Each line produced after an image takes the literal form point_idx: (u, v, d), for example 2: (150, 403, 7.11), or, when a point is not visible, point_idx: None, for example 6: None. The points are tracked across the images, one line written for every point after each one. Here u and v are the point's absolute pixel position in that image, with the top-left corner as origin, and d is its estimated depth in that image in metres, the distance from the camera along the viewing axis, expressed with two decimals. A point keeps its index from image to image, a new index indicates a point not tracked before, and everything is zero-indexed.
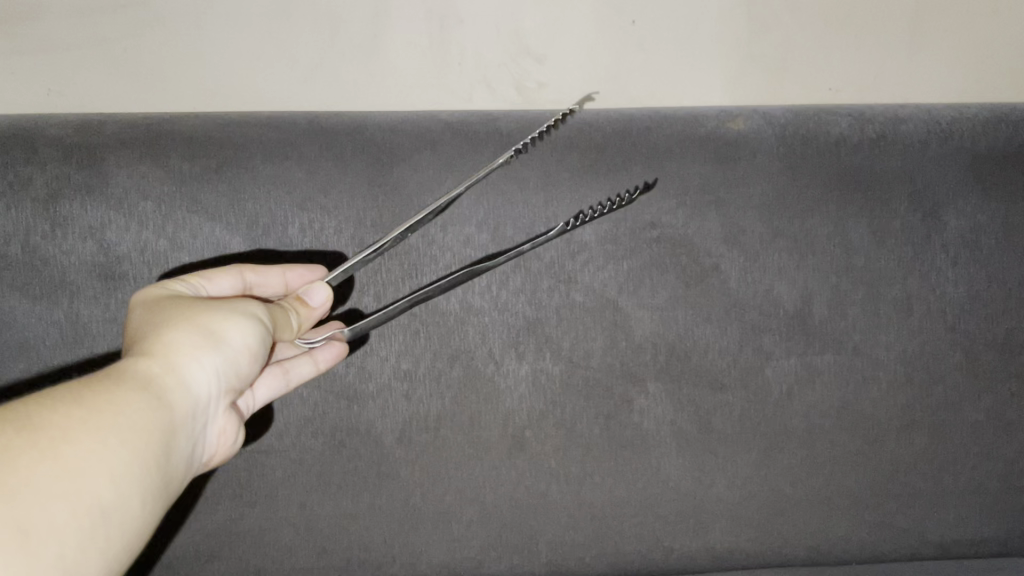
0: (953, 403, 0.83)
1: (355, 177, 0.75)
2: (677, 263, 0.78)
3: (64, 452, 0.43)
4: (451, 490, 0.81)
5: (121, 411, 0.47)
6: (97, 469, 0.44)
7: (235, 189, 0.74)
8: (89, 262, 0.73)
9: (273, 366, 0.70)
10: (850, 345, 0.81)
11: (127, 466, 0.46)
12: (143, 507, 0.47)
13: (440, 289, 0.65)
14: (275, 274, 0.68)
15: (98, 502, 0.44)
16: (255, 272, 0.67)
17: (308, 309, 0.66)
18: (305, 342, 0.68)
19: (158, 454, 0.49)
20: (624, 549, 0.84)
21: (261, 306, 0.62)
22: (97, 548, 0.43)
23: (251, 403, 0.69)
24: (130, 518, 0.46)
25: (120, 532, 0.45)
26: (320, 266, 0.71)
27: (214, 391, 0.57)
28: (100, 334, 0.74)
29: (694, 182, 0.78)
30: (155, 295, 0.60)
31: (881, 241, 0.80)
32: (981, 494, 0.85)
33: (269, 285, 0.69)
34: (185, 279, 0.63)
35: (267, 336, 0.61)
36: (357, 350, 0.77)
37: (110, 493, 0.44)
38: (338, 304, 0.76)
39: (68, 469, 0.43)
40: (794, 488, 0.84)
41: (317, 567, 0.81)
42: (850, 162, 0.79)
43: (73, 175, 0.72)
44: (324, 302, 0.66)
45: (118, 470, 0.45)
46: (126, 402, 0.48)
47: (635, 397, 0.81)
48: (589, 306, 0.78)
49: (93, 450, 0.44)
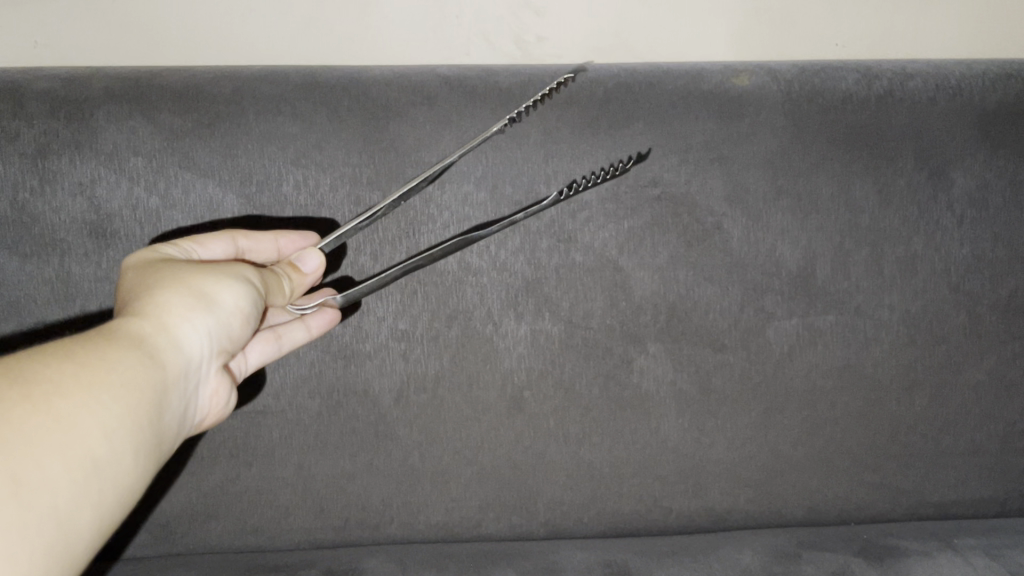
0: (955, 365, 0.82)
1: (351, 133, 0.73)
2: (679, 222, 0.77)
3: (60, 405, 0.42)
4: (450, 450, 0.81)
5: (115, 368, 0.47)
6: (92, 424, 0.43)
7: (227, 144, 0.72)
8: (79, 219, 0.72)
9: (265, 331, 0.69)
10: (853, 306, 0.80)
11: (120, 423, 0.45)
12: (136, 465, 0.46)
13: (430, 259, 0.64)
14: (268, 241, 0.67)
15: (93, 457, 0.43)
16: (246, 236, 0.66)
17: (301, 276, 0.65)
18: (296, 309, 0.67)
19: (152, 413, 0.48)
20: (622, 511, 0.84)
21: (254, 270, 0.61)
22: (91, 504, 0.43)
23: (244, 366, 0.69)
24: (123, 475, 0.45)
25: (113, 489, 0.44)
26: (313, 233, 0.69)
27: (207, 353, 0.56)
28: (93, 293, 0.73)
29: (697, 139, 0.76)
30: (147, 258, 0.59)
31: (886, 200, 0.79)
32: (981, 454, 0.84)
33: (262, 251, 0.67)
34: (177, 243, 0.62)
35: (259, 301, 0.60)
36: (351, 316, 0.76)
37: (105, 448, 0.44)
38: (331, 271, 0.76)
39: (63, 423, 0.42)
40: (794, 449, 0.83)
41: (317, 528, 0.82)
42: (857, 119, 0.77)
43: (61, 130, 0.71)
44: (316, 268, 0.65)
45: (112, 426, 0.44)
46: (119, 359, 0.47)
47: (635, 358, 0.80)
48: (589, 265, 0.77)
49: (88, 405, 0.44)
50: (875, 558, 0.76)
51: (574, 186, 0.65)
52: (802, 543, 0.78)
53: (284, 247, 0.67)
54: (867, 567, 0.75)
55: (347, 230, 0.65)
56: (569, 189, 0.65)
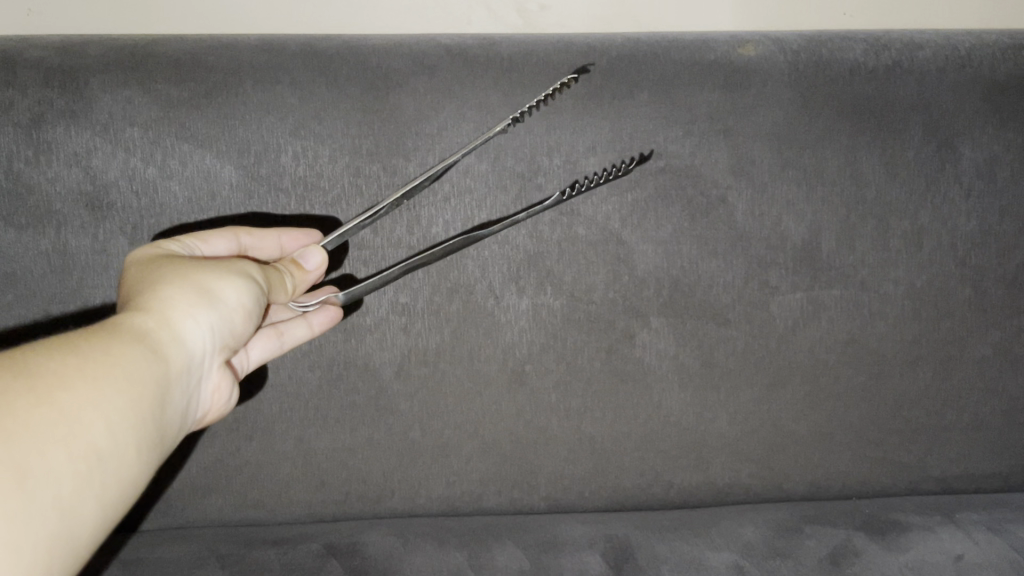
0: (960, 340, 0.82)
1: (350, 103, 0.72)
2: (683, 194, 0.76)
3: (63, 398, 0.42)
4: (451, 424, 0.80)
5: (120, 361, 0.46)
6: (96, 418, 0.43)
7: (225, 114, 0.71)
8: (75, 190, 0.71)
9: (267, 327, 0.68)
10: (858, 280, 0.80)
11: (126, 416, 0.45)
12: (140, 458, 0.46)
13: (425, 261, 0.64)
14: (270, 238, 0.66)
15: (96, 451, 0.42)
16: (249, 233, 0.65)
17: (303, 273, 0.64)
18: (299, 305, 0.67)
19: (156, 406, 0.47)
20: (624, 485, 0.84)
21: (258, 266, 0.60)
22: (93, 497, 0.42)
23: (245, 363, 0.67)
24: (127, 468, 0.45)
25: (118, 482, 0.44)
26: (315, 231, 0.69)
27: (212, 346, 0.55)
28: (90, 265, 0.73)
29: (702, 110, 0.75)
30: (151, 253, 0.58)
31: (893, 173, 0.78)
32: (984, 429, 0.84)
33: (264, 248, 0.67)
34: (179, 239, 0.62)
35: (263, 296, 0.60)
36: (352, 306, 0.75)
37: (109, 441, 0.43)
38: (332, 261, 0.75)
39: (66, 416, 0.41)
40: (796, 424, 0.83)
41: (316, 502, 0.81)
42: (865, 91, 0.76)
43: (55, 100, 0.69)
44: (319, 266, 0.65)
45: (116, 419, 0.44)
46: (124, 352, 0.47)
47: (637, 332, 0.79)
48: (592, 239, 0.76)
49: (92, 398, 0.43)
50: (877, 533, 0.76)
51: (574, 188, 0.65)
52: (805, 517, 0.78)
53: (287, 244, 0.67)
54: (869, 541, 0.75)
55: (350, 227, 0.65)
56: (570, 190, 0.65)
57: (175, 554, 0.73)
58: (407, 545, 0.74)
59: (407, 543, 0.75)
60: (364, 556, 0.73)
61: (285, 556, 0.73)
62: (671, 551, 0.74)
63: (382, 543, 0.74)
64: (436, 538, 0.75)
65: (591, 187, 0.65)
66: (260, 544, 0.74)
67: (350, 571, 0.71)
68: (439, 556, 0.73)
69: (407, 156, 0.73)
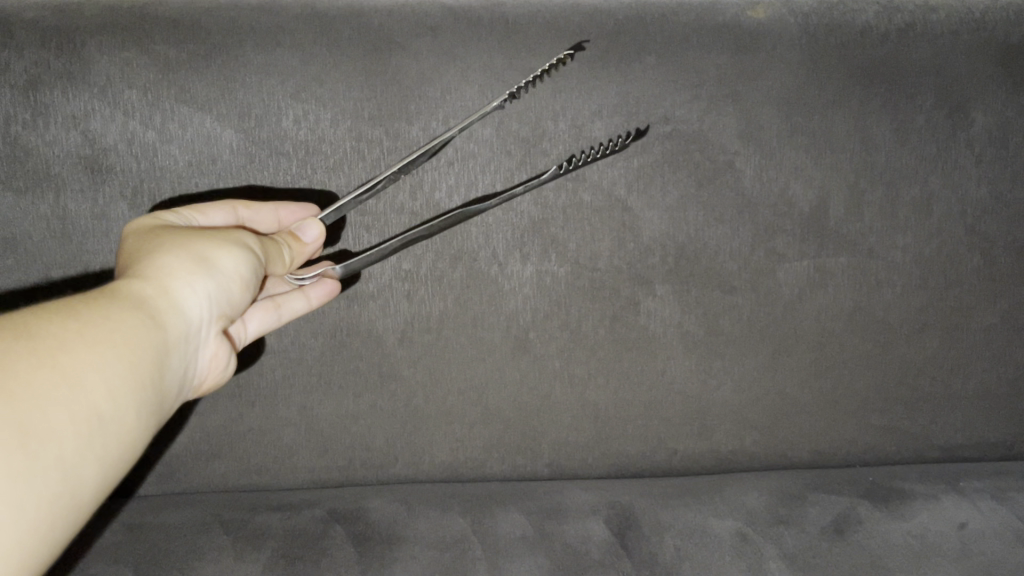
0: (967, 308, 0.81)
1: (352, 66, 0.70)
2: (690, 160, 0.75)
3: (64, 359, 0.41)
4: (454, 391, 0.80)
5: (120, 325, 0.46)
6: (96, 380, 0.42)
7: (225, 77, 0.70)
8: (74, 154, 0.70)
9: (265, 300, 0.66)
10: (866, 248, 0.79)
11: (126, 379, 0.44)
12: (140, 422, 0.45)
13: (430, 231, 0.63)
14: (268, 211, 0.66)
15: (98, 413, 0.42)
16: (247, 206, 0.65)
17: (301, 246, 0.64)
18: (295, 279, 0.66)
19: (155, 372, 0.47)
20: (628, 453, 0.83)
21: (256, 237, 0.59)
22: (94, 459, 0.42)
23: (243, 335, 0.66)
24: (128, 431, 0.44)
25: (118, 445, 0.44)
26: (312, 205, 0.69)
27: (212, 315, 0.55)
28: (90, 229, 0.72)
29: (711, 74, 0.74)
30: (149, 223, 0.57)
31: (903, 139, 0.77)
32: (991, 398, 0.83)
33: (261, 222, 0.66)
34: (176, 210, 0.61)
35: (261, 268, 0.59)
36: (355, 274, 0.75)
37: (110, 405, 0.43)
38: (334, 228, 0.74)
39: (68, 376, 0.41)
40: (802, 393, 0.82)
41: (320, 468, 0.81)
42: (876, 54, 0.75)
43: (53, 61, 0.68)
44: (317, 239, 0.64)
45: (117, 383, 0.43)
46: (124, 316, 0.46)
47: (642, 300, 0.79)
48: (597, 205, 0.76)
49: (92, 361, 0.43)
50: (881, 501, 0.75)
51: (574, 159, 0.63)
52: (808, 485, 0.78)
53: (285, 217, 0.67)
54: (873, 509, 0.74)
55: (347, 199, 0.65)
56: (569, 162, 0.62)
57: (178, 519, 0.72)
58: (411, 511, 0.74)
59: (410, 509, 0.74)
60: (366, 522, 0.72)
61: (289, 521, 0.72)
62: (674, 518, 0.73)
63: (385, 509, 0.74)
64: (439, 505, 0.75)
65: (590, 160, 0.63)
66: (264, 510, 0.73)
67: (352, 536, 0.71)
68: (441, 522, 0.73)
69: (409, 120, 0.72)
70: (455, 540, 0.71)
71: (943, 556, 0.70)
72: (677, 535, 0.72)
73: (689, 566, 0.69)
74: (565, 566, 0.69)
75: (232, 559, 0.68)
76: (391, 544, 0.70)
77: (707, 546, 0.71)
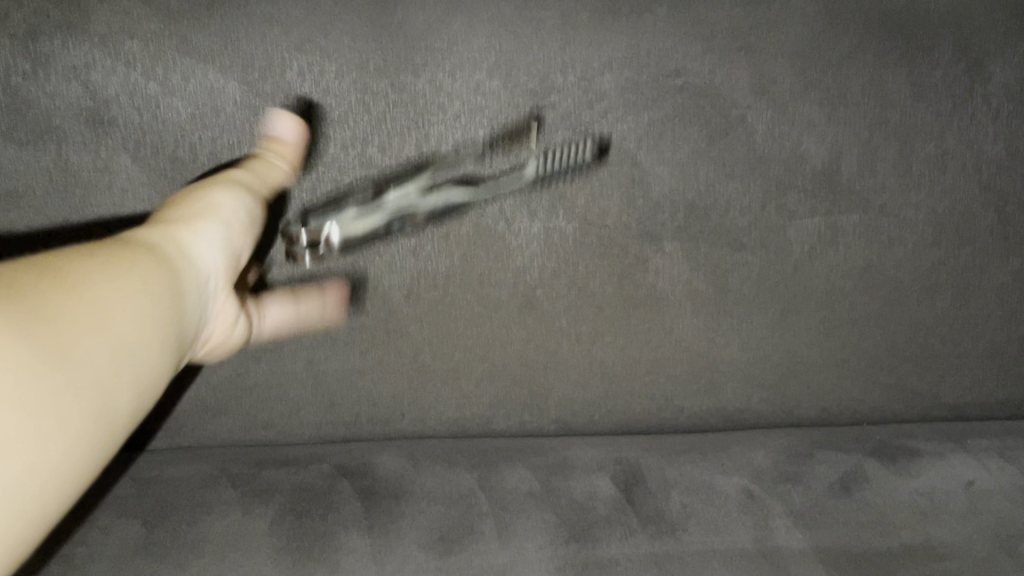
0: (979, 266, 0.80)
1: (358, 17, 0.69)
2: (701, 115, 0.74)
3: (90, 288, 0.38)
4: (461, 347, 0.80)
5: (140, 263, 0.43)
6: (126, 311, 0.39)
7: (228, 29, 0.68)
8: (75, 105, 0.69)
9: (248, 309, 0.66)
10: (878, 205, 0.78)
11: (154, 314, 0.41)
12: (168, 363, 0.42)
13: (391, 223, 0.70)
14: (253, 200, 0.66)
15: (129, 345, 0.39)
16: None
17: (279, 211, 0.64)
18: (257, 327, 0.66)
19: (178, 313, 0.44)
20: (633, 409, 0.82)
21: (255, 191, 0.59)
22: (128, 391, 0.39)
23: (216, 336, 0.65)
24: (158, 370, 0.41)
25: (150, 382, 0.41)
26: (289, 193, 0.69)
27: (224, 263, 0.52)
28: (93, 183, 0.71)
29: (722, 27, 0.73)
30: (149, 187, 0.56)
31: (919, 94, 0.75)
32: (1001, 357, 0.83)
33: None
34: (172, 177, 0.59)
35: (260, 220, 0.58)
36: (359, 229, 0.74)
37: (141, 338, 0.40)
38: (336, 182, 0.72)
39: (96, 304, 0.38)
40: (810, 350, 0.82)
41: (325, 422, 0.80)
42: (891, 7, 0.74)
43: (53, 12, 0.67)
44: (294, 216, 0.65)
45: (145, 316, 0.41)
46: (142, 255, 0.44)
47: (651, 257, 0.78)
48: (605, 161, 0.75)
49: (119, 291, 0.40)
50: (889, 459, 0.75)
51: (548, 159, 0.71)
52: (815, 442, 0.77)
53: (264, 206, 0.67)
54: (880, 467, 0.74)
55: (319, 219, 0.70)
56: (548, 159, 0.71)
57: (184, 473, 0.72)
58: (418, 466, 0.74)
59: (417, 465, 0.74)
60: (373, 477, 0.72)
61: (296, 475, 0.72)
62: (681, 475, 0.73)
63: (392, 465, 0.74)
64: (446, 460, 0.75)
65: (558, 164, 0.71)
66: (271, 465, 0.73)
67: (359, 490, 0.71)
68: (447, 477, 0.73)
69: (415, 72, 0.70)
70: (461, 495, 0.71)
71: (950, 514, 0.70)
72: (683, 491, 0.72)
73: (695, 522, 0.69)
74: (570, 521, 0.69)
75: (239, 511, 0.68)
76: (397, 499, 0.70)
77: (713, 502, 0.70)
